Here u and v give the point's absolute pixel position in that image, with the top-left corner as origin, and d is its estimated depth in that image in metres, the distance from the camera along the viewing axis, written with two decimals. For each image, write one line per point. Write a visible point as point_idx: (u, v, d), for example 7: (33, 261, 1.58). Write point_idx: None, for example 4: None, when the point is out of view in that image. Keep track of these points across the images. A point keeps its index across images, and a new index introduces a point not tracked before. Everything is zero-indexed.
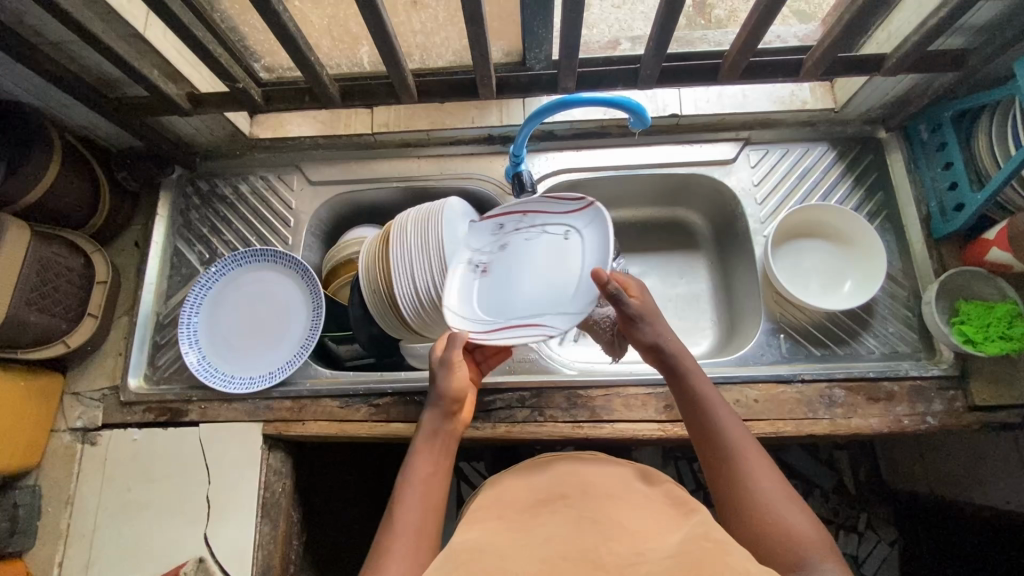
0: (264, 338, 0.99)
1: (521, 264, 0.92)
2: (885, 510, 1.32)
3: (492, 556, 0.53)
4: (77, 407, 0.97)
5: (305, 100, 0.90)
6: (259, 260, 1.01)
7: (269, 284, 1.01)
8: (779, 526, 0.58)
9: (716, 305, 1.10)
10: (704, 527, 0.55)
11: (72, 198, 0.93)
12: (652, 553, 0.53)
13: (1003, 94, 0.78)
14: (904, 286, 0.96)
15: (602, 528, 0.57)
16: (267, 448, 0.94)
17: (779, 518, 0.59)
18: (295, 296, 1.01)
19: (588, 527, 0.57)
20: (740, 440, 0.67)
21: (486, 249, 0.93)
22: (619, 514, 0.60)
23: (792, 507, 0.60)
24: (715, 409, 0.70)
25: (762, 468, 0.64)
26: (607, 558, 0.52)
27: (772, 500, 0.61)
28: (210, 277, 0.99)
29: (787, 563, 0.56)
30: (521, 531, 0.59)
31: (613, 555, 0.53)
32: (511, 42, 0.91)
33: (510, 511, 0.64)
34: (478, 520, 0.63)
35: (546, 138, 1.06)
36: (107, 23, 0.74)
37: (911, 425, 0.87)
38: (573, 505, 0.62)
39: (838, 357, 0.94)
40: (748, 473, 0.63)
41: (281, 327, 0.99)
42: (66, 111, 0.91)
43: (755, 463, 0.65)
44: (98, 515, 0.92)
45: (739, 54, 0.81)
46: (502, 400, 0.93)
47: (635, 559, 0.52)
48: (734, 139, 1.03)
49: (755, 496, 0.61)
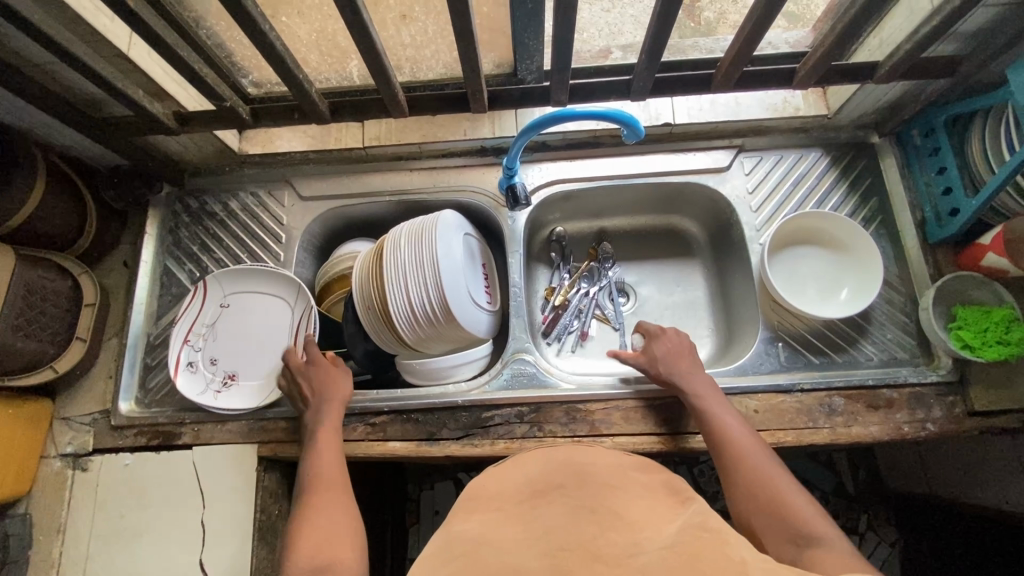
0: (263, 339, 0.97)
1: (248, 346, 0.97)
2: (887, 511, 1.32)
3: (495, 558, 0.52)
4: (67, 432, 0.95)
5: (294, 117, 0.88)
6: (251, 273, 0.97)
7: (262, 282, 0.98)
8: (782, 501, 0.70)
9: (714, 313, 1.09)
10: (701, 517, 0.55)
11: (59, 219, 0.91)
12: (648, 540, 0.53)
13: (995, 101, 0.78)
14: (900, 292, 0.95)
15: (601, 518, 0.56)
16: (262, 470, 0.92)
17: (787, 498, 0.71)
18: (289, 295, 0.98)
19: (586, 518, 0.56)
20: (747, 436, 0.78)
21: (210, 375, 0.95)
22: (621, 505, 0.58)
23: (792, 488, 0.72)
24: (719, 408, 0.82)
25: (766, 457, 0.76)
26: (605, 548, 0.52)
27: (781, 482, 0.72)
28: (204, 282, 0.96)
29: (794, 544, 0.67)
30: (517, 521, 0.58)
31: (610, 545, 0.53)
32: (502, 54, 0.89)
33: (512, 502, 0.61)
34: (477, 513, 0.61)
35: (539, 149, 1.05)
36: (90, 44, 0.73)
37: (912, 432, 0.87)
38: (568, 497, 0.60)
39: (837, 365, 0.93)
40: (756, 463, 0.75)
41: (278, 327, 0.98)
42: (50, 132, 0.89)
43: (760, 454, 0.76)
44: (90, 542, 0.90)
45: (732, 64, 0.80)
46: (500, 415, 0.92)
47: (634, 548, 0.51)
48: (727, 146, 1.03)
49: (765, 482, 0.73)
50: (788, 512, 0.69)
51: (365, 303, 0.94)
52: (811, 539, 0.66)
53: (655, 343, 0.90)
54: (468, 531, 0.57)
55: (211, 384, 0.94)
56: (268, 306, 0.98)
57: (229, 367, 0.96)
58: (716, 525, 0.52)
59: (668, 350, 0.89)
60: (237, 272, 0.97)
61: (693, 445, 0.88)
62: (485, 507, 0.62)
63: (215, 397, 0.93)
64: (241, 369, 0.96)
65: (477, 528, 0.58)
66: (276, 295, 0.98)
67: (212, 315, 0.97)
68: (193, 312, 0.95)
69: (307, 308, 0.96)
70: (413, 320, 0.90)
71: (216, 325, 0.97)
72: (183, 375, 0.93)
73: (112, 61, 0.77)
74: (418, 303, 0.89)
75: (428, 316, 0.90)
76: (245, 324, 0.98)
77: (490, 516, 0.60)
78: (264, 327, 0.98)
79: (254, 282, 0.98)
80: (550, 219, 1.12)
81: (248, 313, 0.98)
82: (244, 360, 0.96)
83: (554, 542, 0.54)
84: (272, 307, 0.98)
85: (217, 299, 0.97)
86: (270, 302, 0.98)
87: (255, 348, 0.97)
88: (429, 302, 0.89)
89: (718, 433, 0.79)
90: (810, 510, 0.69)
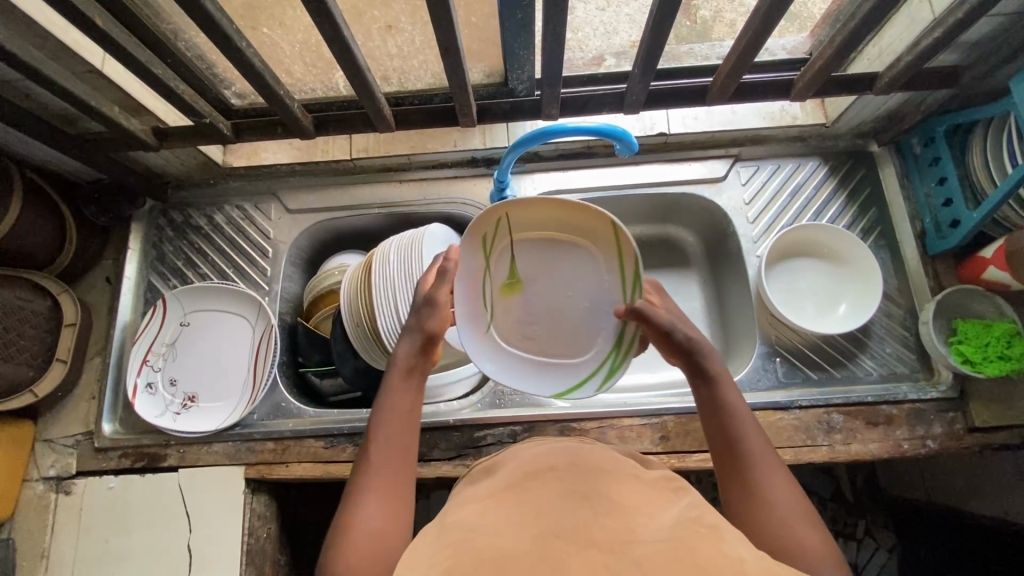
0: (223, 360, 0.96)
1: (208, 367, 0.96)
2: (884, 516, 1.30)
3: (479, 541, 0.44)
4: (50, 455, 0.93)
5: (278, 131, 0.86)
6: (213, 292, 0.97)
7: (223, 302, 0.98)
8: (791, 541, 0.52)
9: (710, 324, 1.08)
10: (697, 510, 0.49)
11: (36, 237, 0.89)
12: (643, 529, 0.46)
13: (997, 111, 0.77)
14: (900, 305, 0.94)
15: (595, 502, 0.49)
16: (251, 492, 0.90)
17: (777, 521, 0.54)
18: (251, 314, 0.97)
19: (579, 502, 0.49)
20: (759, 447, 0.60)
21: (170, 396, 0.94)
22: (615, 489, 0.52)
23: (809, 526, 0.53)
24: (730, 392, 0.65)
25: (781, 482, 0.57)
26: (600, 531, 0.45)
27: (772, 492, 0.56)
28: (164, 301, 0.95)
29: (787, 552, 0.52)
30: (506, 503, 0.50)
31: (604, 530, 0.46)
32: (493, 63, 0.87)
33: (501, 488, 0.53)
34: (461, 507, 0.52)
35: (531, 160, 1.03)
36: (61, 61, 0.70)
37: (912, 449, 0.85)
38: (561, 479, 0.53)
39: (836, 380, 0.91)
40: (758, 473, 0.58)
41: (239, 347, 0.97)
42: (24, 146, 0.86)
43: (771, 470, 0.58)
44: (75, 568, 0.88)
45: (729, 76, 0.78)
46: (492, 434, 0.90)
47: (630, 536, 0.45)
48: (723, 156, 1.01)
49: (768, 507, 0.55)
50: (790, 552, 0.52)
51: (354, 322, 0.92)
52: (789, 554, 0.52)
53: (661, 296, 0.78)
54: (460, 517, 0.49)
55: (170, 406, 0.93)
56: (230, 325, 0.98)
57: (189, 389, 0.94)
58: (714, 521, 0.46)
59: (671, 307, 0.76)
60: (199, 291, 0.97)
61: (691, 464, 0.86)
62: (476, 496, 0.53)
63: (173, 418, 0.92)
64: (200, 389, 0.95)
65: (468, 517, 0.49)
66: (238, 313, 0.98)
67: (173, 333, 0.97)
68: (152, 334, 0.95)
69: (267, 325, 0.96)
70: None
71: (176, 345, 0.96)
72: (142, 397, 0.92)
73: (85, 77, 0.74)
74: (408, 321, 0.87)
75: None
76: (206, 344, 0.97)
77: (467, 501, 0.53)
78: (225, 347, 0.97)
79: (216, 301, 0.98)
80: None
81: (208, 333, 0.97)
82: (205, 382, 0.95)
83: (547, 527, 0.46)
84: (243, 327, 0.98)
85: (177, 318, 0.97)
86: (232, 321, 0.98)
87: (215, 369, 0.96)
88: None
89: (729, 437, 0.61)
90: (803, 528, 0.53)
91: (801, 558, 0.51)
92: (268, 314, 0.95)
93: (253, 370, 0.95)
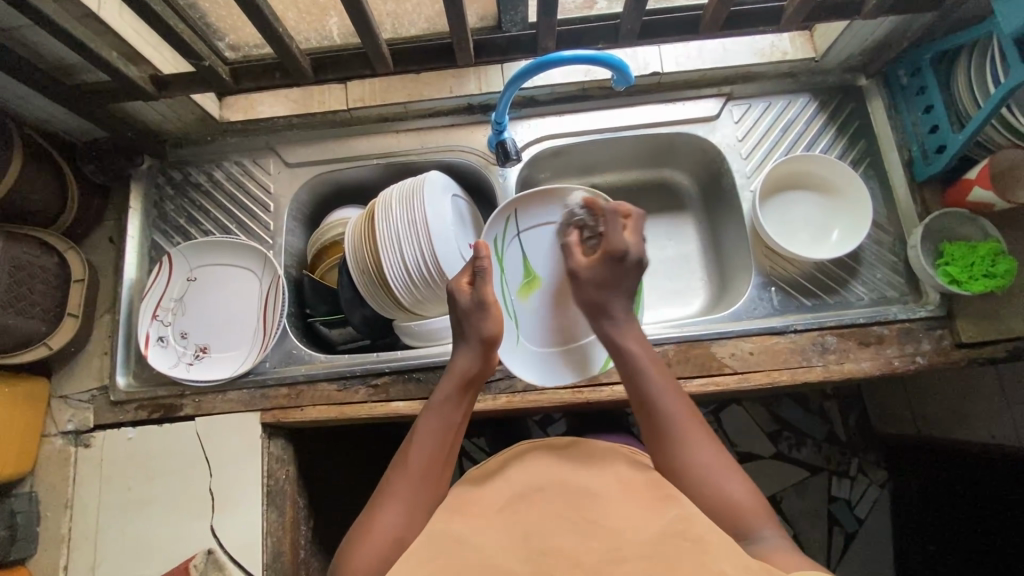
0: (232, 312, 0.98)
1: (217, 320, 0.98)
2: (876, 453, 1.36)
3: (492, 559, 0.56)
4: (66, 410, 0.95)
5: (276, 77, 0.87)
6: (218, 246, 0.98)
7: (228, 256, 0.99)
8: (729, 509, 0.63)
9: (707, 264, 1.11)
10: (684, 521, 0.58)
11: (40, 194, 0.90)
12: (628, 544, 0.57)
13: (981, 33, 0.79)
14: (889, 232, 0.97)
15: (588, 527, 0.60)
16: (267, 436, 0.92)
17: (720, 494, 0.64)
18: (257, 266, 0.99)
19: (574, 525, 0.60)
20: (694, 429, 0.68)
21: (182, 348, 0.96)
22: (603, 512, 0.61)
23: (742, 490, 0.64)
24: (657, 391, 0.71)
25: (712, 454, 0.66)
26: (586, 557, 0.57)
27: (712, 472, 0.65)
28: (168, 258, 0.96)
29: (731, 523, 0.63)
30: (513, 525, 0.62)
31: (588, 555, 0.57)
32: (486, 5, 0.88)
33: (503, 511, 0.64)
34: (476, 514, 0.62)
35: (527, 105, 1.03)
36: (59, 4, 0.71)
37: (901, 366, 0.89)
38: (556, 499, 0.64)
39: (828, 306, 0.95)
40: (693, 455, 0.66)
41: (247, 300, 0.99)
42: (23, 103, 0.87)
43: (705, 447, 0.67)
44: (100, 515, 0.91)
45: (720, 4, 0.79)
46: (500, 371, 0.92)
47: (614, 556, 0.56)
48: (716, 94, 1.02)
49: (706, 484, 0.65)
50: (729, 515, 0.63)
51: (359, 267, 0.93)
52: (737, 527, 0.62)
53: (625, 236, 0.78)
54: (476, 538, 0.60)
55: (183, 357, 0.95)
56: (237, 279, 0.99)
57: (200, 340, 0.97)
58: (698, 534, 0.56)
59: (613, 272, 0.78)
60: (204, 246, 0.98)
61: (691, 389, 0.89)
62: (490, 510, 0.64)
63: (187, 368, 0.94)
64: (212, 340, 0.97)
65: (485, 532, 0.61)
66: (244, 266, 0.99)
67: (181, 287, 0.98)
68: (161, 289, 0.96)
69: (275, 277, 0.98)
70: (409, 281, 0.90)
71: (185, 299, 0.98)
72: (155, 349, 0.94)
73: (84, 23, 0.75)
74: (413, 263, 0.89)
75: (424, 277, 0.90)
76: (215, 297, 0.99)
77: (478, 521, 0.63)
78: (233, 299, 0.99)
79: (222, 254, 0.99)
80: (541, 177, 1.11)
81: (215, 286, 0.99)
82: (216, 335, 0.97)
83: (535, 546, 0.59)
84: (249, 279, 0.99)
85: (184, 273, 0.98)
86: (239, 274, 0.99)
87: (224, 321, 0.98)
88: (425, 263, 0.89)
89: (668, 427, 0.68)
90: (740, 496, 0.64)
91: (742, 521, 0.62)
92: (274, 266, 0.97)
93: (262, 320, 0.97)
